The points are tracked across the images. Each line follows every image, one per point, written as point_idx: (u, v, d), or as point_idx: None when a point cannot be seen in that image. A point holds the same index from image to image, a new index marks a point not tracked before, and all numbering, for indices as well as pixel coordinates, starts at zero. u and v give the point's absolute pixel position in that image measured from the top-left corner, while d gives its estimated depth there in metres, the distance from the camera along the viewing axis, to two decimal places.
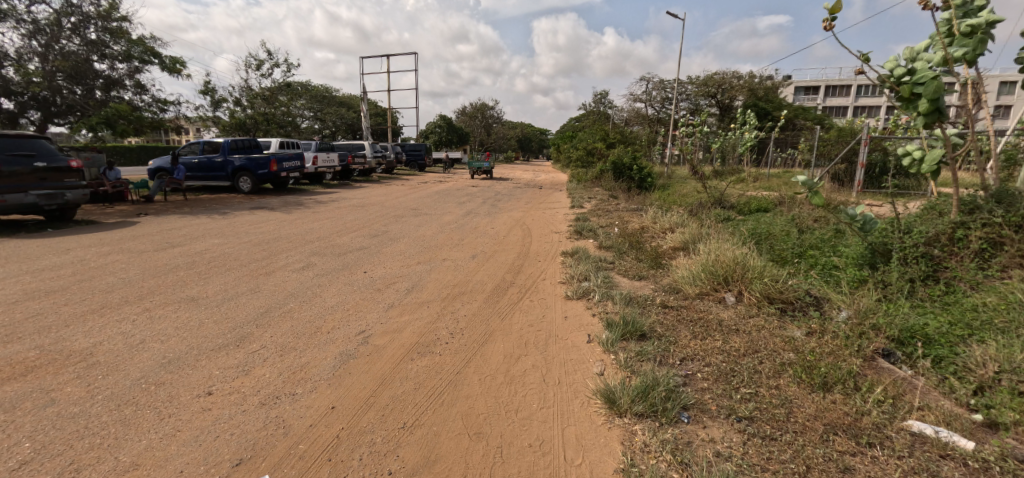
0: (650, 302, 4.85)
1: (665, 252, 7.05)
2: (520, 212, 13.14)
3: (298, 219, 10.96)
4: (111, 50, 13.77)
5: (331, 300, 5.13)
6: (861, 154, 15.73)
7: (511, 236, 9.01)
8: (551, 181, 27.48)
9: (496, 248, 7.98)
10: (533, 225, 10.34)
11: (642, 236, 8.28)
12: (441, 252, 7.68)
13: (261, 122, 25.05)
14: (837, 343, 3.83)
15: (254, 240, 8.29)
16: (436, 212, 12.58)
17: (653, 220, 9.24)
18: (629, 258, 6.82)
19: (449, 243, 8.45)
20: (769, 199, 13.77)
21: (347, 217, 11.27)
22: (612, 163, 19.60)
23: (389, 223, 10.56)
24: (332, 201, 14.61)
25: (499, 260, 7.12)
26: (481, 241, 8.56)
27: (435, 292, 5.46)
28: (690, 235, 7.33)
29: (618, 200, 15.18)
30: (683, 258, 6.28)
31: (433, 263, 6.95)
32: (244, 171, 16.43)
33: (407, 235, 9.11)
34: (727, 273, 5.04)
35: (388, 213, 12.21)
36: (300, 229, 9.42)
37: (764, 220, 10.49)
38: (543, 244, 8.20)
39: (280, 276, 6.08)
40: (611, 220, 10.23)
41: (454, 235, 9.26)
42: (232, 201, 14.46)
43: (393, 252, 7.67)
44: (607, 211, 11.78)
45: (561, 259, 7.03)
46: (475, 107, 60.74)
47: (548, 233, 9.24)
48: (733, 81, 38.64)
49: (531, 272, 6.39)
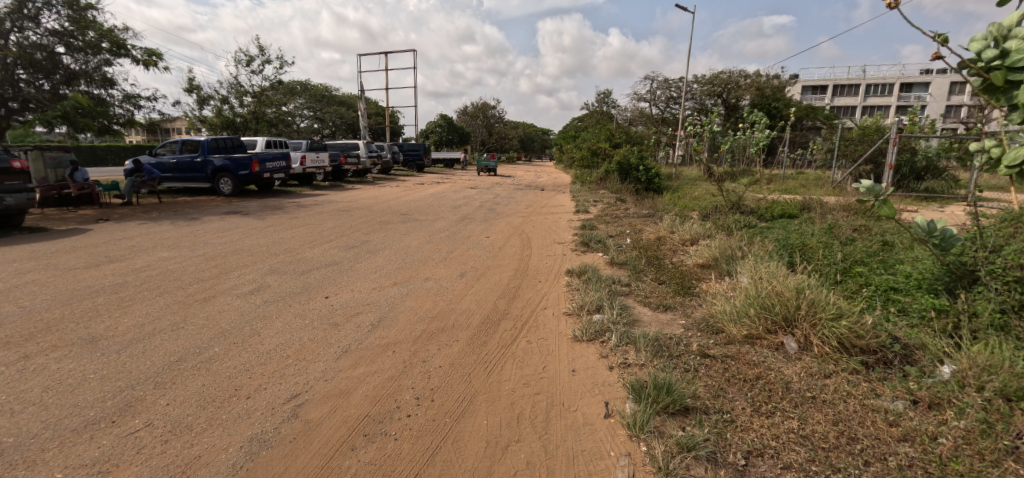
0: (687, 350, 3.69)
1: (691, 271, 5.88)
2: (520, 217, 12.00)
3: (273, 225, 9.84)
4: (77, 41, 12.64)
5: (270, 342, 3.98)
6: (888, 154, 14.55)
7: (508, 248, 7.86)
8: (554, 182, 26.36)
9: (490, 264, 6.81)
10: (533, 234, 9.17)
11: (660, 249, 7.11)
12: (425, 268, 6.53)
13: (250, 120, 23.98)
14: (970, 428, 2.65)
15: (211, 253, 7.17)
16: (427, 217, 11.48)
17: (671, 230, 8.07)
18: (650, 279, 5.65)
19: (435, 256, 7.31)
20: (793, 204, 12.58)
21: (327, 224, 10.13)
22: (618, 164, 18.45)
23: (372, 231, 9.42)
24: (316, 204, 13.47)
25: (492, 281, 5.94)
26: (473, 254, 7.40)
27: (408, 328, 4.30)
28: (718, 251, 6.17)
29: (625, 204, 14.05)
30: (716, 283, 5.11)
31: (413, 283, 5.78)
32: (224, 171, 15.29)
33: (389, 247, 7.97)
34: (785, 311, 3.86)
35: (374, 218, 11.09)
36: (269, 239, 8.28)
37: (794, 228, 9.32)
38: (546, 259, 7.02)
39: (219, 303, 4.94)
40: (622, 228, 9.07)
41: (444, 245, 8.12)
42: (209, 204, 13.36)
43: (368, 268, 6.52)
44: (616, 217, 10.64)
45: (566, 279, 5.86)
46: (476, 107, 59.71)
47: (550, 245, 8.07)
48: (740, 80, 37.45)
49: (530, 298, 5.22)
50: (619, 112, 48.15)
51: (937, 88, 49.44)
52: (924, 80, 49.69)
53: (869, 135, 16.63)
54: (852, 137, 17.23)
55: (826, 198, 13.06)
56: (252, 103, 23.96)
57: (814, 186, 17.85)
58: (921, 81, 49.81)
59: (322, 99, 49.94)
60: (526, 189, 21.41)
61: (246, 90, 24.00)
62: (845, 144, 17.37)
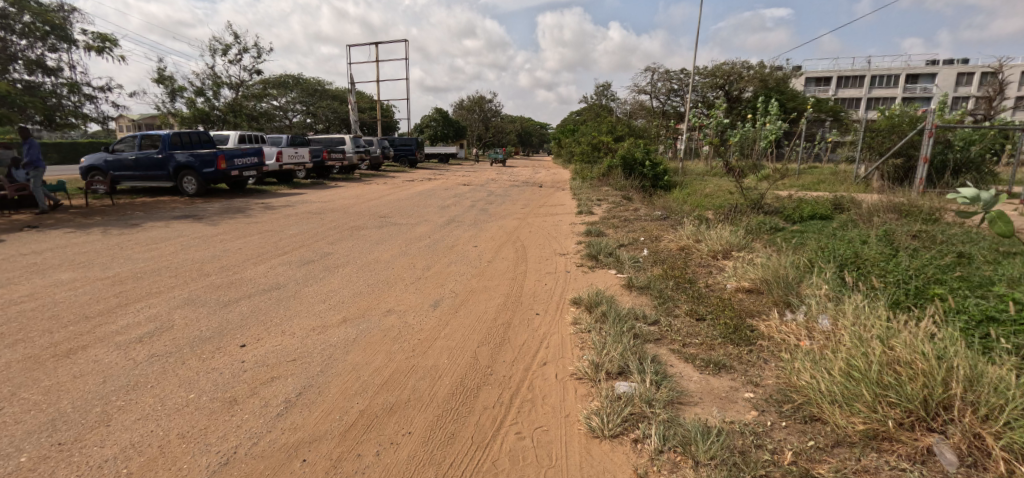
0: (774, 465, 2.27)
1: (737, 302, 4.44)
2: (515, 219, 10.57)
3: (224, 233, 8.36)
4: (15, 23, 11.26)
5: (116, 443, 2.60)
6: (923, 147, 13.10)
7: (499, 262, 6.41)
8: (551, 178, 24.89)
9: (476, 286, 5.38)
10: (530, 242, 7.72)
11: (689, 265, 5.68)
12: (390, 294, 5.08)
13: (228, 113, 22.45)
14: None
15: (125, 274, 5.72)
16: (408, 220, 10.01)
17: (697, 239, 6.65)
18: (686, 314, 4.20)
19: (405, 274, 5.87)
20: (822, 203, 11.13)
21: (289, 231, 8.66)
22: (622, 158, 17.00)
23: (339, 239, 7.96)
24: (287, 205, 12.00)
25: (473, 313, 4.51)
26: (455, 272, 5.96)
27: (339, 406, 2.90)
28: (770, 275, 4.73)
29: (632, 202, 12.60)
30: (784, 328, 3.65)
31: (369, 318, 4.36)
32: (188, 169, 13.78)
33: (354, 261, 6.53)
34: (931, 396, 2.41)
35: (346, 223, 9.61)
36: (209, 253, 6.84)
37: (836, 235, 7.87)
38: (544, 279, 5.59)
39: (81, 361, 3.51)
40: (634, 235, 7.64)
41: (420, 258, 6.68)
42: (167, 206, 11.89)
43: (316, 294, 5.07)
44: (625, 219, 9.22)
45: (571, 312, 4.42)
46: (472, 100, 58.03)
47: (549, 258, 6.62)
48: (743, 72, 35.91)
49: (522, 346, 3.79)
50: (619, 106, 46.54)
51: (943, 80, 47.98)
52: (930, 71, 48.27)
53: (898, 127, 15.11)
54: (878, 128, 15.73)
55: (860, 196, 11.62)
56: (230, 95, 22.41)
57: (834, 183, 16.41)
58: (927, 72, 48.32)
59: (315, 93, 48.25)
60: (523, 186, 19.96)
61: (223, 80, 22.47)
62: (869, 135, 15.88)
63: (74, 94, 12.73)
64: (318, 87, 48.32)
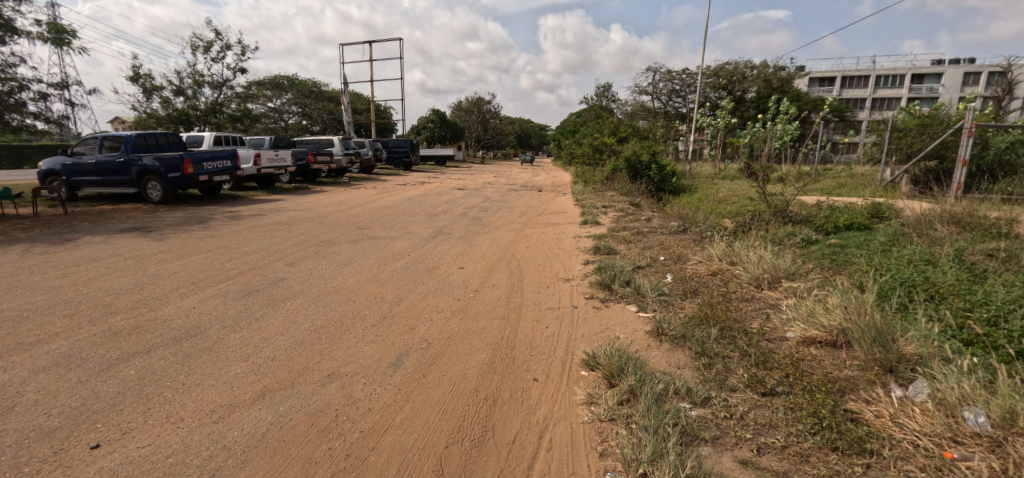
0: None
1: (815, 366, 3.20)
2: (511, 230, 9.31)
3: (167, 251, 7.08)
4: None
5: None
6: (960, 147, 11.80)
7: (489, 291, 5.15)
8: (551, 182, 23.61)
9: (457, 329, 4.13)
10: (527, 262, 6.45)
11: (731, 301, 4.42)
12: (340, 344, 3.85)
13: (206, 114, 21.11)
14: None
15: (5, 314, 4.46)
16: (389, 233, 8.75)
17: (733, 262, 5.40)
18: (748, 385, 2.96)
19: (368, 310, 4.62)
20: (858, 211, 9.85)
21: (245, 247, 7.38)
22: (626, 160, 15.73)
23: (301, 258, 6.69)
24: (258, 213, 10.73)
25: (447, 379, 3.27)
26: (432, 306, 4.70)
27: None
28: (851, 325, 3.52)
29: (641, 210, 11.36)
30: (916, 434, 2.41)
31: (300, 388, 3.13)
32: (152, 173, 12.41)
33: (309, 290, 5.26)
34: None
35: (316, 236, 8.33)
36: (133, 280, 5.57)
37: (891, 254, 6.60)
38: (545, 318, 4.34)
39: None
40: (653, 254, 6.37)
41: (392, 285, 5.42)
42: (122, 216, 10.60)
43: (243, 345, 3.84)
44: (638, 232, 7.96)
45: (583, 382, 3.17)
46: (469, 101, 56.80)
47: (550, 285, 5.35)
48: (746, 71, 34.67)
49: (512, 446, 2.58)
50: (620, 107, 45.29)
51: (950, 80, 46.60)
52: (936, 71, 46.93)
53: (930, 125, 13.82)
54: (905, 127, 14.44)
55: (898, 203, 10.33)
56: (211, 94, 21.09)
57: (857, 188, 15.13)
58: (932, 72, 47.06)
59: (310, 94, 46.86)
60: (521, 190, 18.72)
61: (203, 79, 21.20)
62: (896, 135, 14.61)
63: (24, 92, 11.45)
64: (313, 88, 46.88)
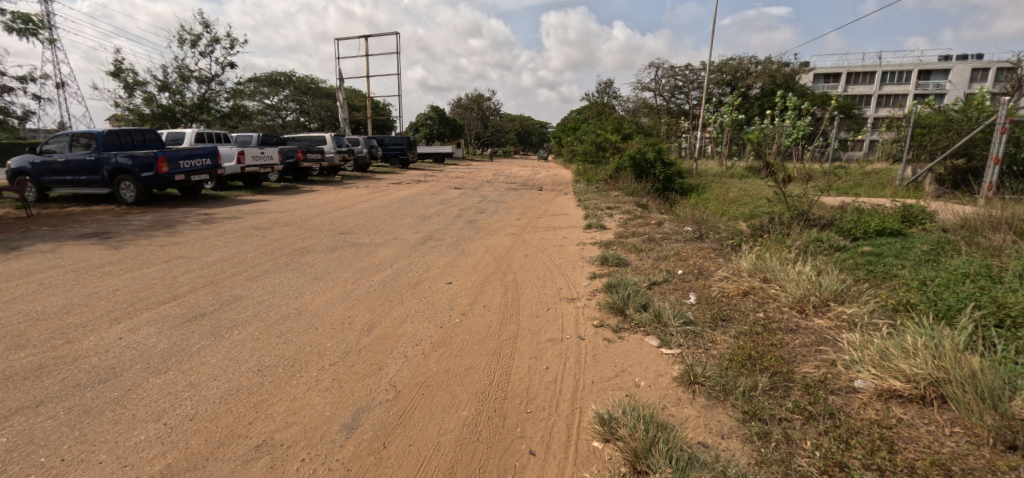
0: None
1: (904, 440, 2.43)
2: (508, 236, 8.49)
3: (118, 262, 6.24)
4: None
5: None
6: (992, 144, 10.92)
7: (478, 315, 4.33)
8: (552, 180, 22.76)
9: (436, 371, 3.33)
10: (525, 276, 5.63)
11: (775, 335, 3.59)
12: (284, 392, 3.05)
13: (192, 110, 20.27)
14: None
15: None
16: (373, 239, 7.93)
17: (767, 281, 4.56)
18: (824, 473, 2.22)
19: (329, 341, 3.80)
20: (887, 214, 8.99)
21: (208, 256, 6.55)
22: (631, 158, 14.90)
23: (268, 271, 5.86)
24: (234, 216, 9.88)
25: (414, 453, 2.52)
26: (409, 337, 3.89)
27: None
28: (941, 377, 2.74)
29: (649, 212, 10.53)
30: None
31: (214, 469, 2.38)
32: (125, 173, 11.58)
33: (264, 313, 4.43)
34: None
35: (292, 243, 7.51)
36: (62, 300, 4.73)
37: (942, 269, 5.76)
38: (545, 355, 3.52)
39: None
40: (669, 267, 5.54)
41: (367, 306, 4.61)
42: (87, 220, 9.76)
43: (162, 395, 3.04)
44: (650, 239, 7.12)
45: (596, 463, 2.40)
46: (470, 98, 55.92)
47: (551, 307, 4.52)
48: (750, 67, 33.78)
49: None
50: (623, 103, 44.37)
51: (959, 75, 45.30)
52: (943, 66, 45.97)
53: (958, 121, 12.98)
54: (929, 123, 13.59)
55: (929, 205, 9.48)
56: (198, 89, 20.24)
57: (876, 187, 14.29)
58: (939, 68, 46.16)
59: (308, 90, 45.94)
60: (521, 189, 17.85)
61: (190, 73, 20.37)
62: (919, 132, 13.80)
63: None
64: (311, 85, 45.90)
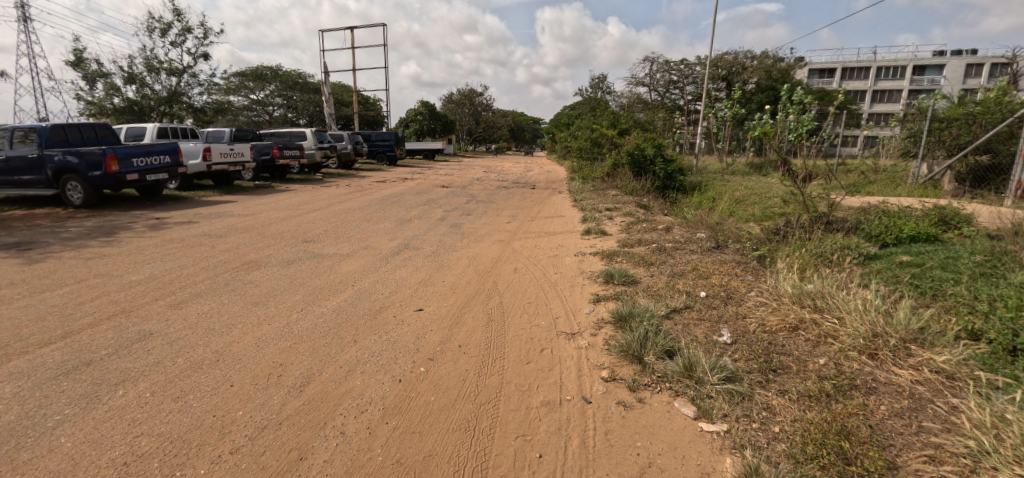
0: None
1: None
2: (496, 242, 7.48)
3: (22, 282, 5.16)
4: None
5: None
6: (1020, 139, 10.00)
7: (450, 361, 3.31)
8: (546, 178, 21.75)
9: (379, 465, 2.32)
10: (515, 300, 4.60)
11: (856, 403, 2.58)
12: None
13: (162, 104, 19.03)
14: None
15: None
16: (339, 248, 6.89)
17: (820, 313, 3.56)
18: None
19: (241, 407, 2.77)
20: (918, 216, 8.03)
21: (134, 274, 5.48)
22: (630, 155, 13.92)
23: (200, 294, 4.81)
24: (188, 221, 8.79)
25: None
26: (353, 399, 2.87)
27: None
28: None
29: (652, 214, 9.55)
30: None
31: None
32: (71, 172, 10.42)
33: (167, 360, 3.36)
34: None
35: (244, 254, 6.47)
36: None
37: (1010, 284, 4.79)
38: (536, 432, 2.53)
39: None
40: (688, 287, 4.53)
41: (307, 347, 3.56)
42: (20, 225, 8.64)
43: None
44: (659, 249, 6.13)
45: None
46: (461, 94, 54.62)
47: (546, 348, 3.50)
48: (746, 63, 32.55)
49: None
50: (616, 98, 43.24)
51: (952, 71, 45.12)
52: (939, 62, 45.13)
53: (979, 114, 12.07)
54: (947, 117, 12.62)
55: (960, 205, 8.54)
56: (168, 81, 19.01)
57: (889, 185, 13.36)
58: (935, 62, 45.37)
59: (296, 85, 44.55)
60: (512, 187, 16.80)
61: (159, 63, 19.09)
62: (936, 126, 12.87)
63: None
64: (298, 79, 44.48)
